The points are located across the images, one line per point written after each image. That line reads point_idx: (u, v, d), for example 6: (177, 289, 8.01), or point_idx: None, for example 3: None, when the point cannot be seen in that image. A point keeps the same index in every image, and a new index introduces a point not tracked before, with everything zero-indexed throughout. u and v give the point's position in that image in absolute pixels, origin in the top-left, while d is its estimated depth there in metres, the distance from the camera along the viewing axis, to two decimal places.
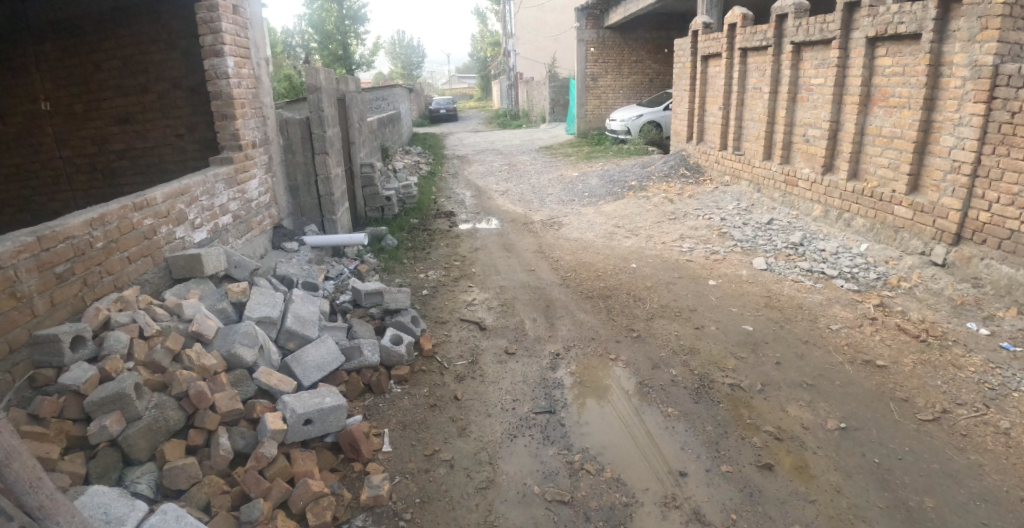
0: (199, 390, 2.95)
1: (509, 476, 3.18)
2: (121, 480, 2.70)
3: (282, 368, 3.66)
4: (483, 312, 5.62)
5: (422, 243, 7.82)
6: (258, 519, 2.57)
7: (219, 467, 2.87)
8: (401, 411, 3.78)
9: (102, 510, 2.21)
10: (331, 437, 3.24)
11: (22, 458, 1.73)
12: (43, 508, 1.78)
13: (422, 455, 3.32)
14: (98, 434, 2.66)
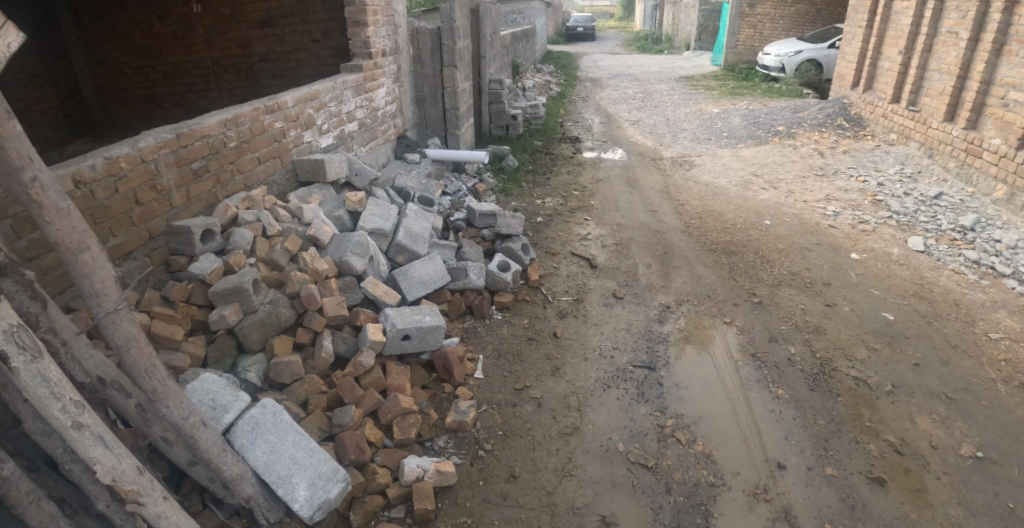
0: (308, 291, 3.19)
1: (595, 426, 3.10)
2: (234, 365, 2.99)
3: (390, 280, 3.79)
4: (596, 249, 5.39)
5: (544, 166, 7.58)
6: (348, 424, 2.67)
7: (321, 369, 3.06)
8: (501, 338, 3.79)
9: (207, 396, 2.39)
10: (425, 355, 3.30)
11: (140, 345, 1.91)
12: (156, 392, 1.96)
13: (512, 388, 3.33)
14: (218, 321, 2.95)
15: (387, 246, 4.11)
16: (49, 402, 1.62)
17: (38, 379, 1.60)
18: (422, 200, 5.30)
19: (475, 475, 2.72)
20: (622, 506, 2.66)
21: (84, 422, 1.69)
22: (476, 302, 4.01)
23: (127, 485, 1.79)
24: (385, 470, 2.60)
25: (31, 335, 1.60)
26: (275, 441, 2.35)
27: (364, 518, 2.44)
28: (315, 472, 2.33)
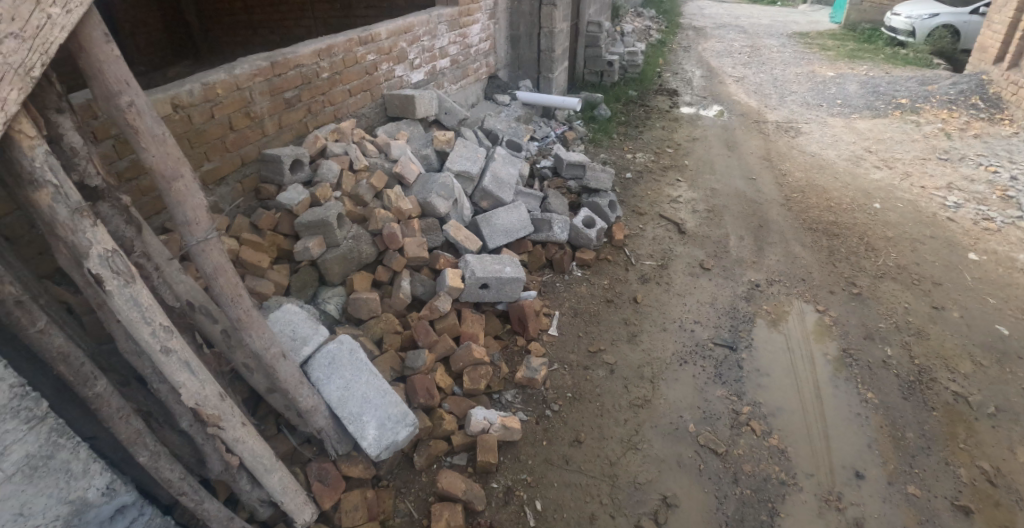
0: (390, 231, 3.16)
1: (667, 402, 2.99)
2: (315, 296, 3.02)
3: (472, 226, 3.72)
4: (686, 213, 5.03)
5: (638, 119, 7.11)
6: (420, 368, 2.69)
7: (398, 308, 3.04)
8: (578, 297, 3.69)
9: (288, 326, 2.43)
10: (501, 306, 3.31)
11: (228, 276, 1.98)
12: (241, 321, 2.03)
13: (586, 349, 3.28)
14: (302, 253, 2.95)
15: (472, 190, 4.00)
16: (140, 326, 1.68)
17: (130, 302, 1.65)
18: (510, 144, 5.11)
19: (540, 432, 2.76)
20: (683, 487, 2.59)
21: (172, 347, 1.74)
22: (557, 256, 3.88)
23: (208, 409, 1.84)
24: (451, 417, 2.64)
25: (125, 261, 1.65)
26: (349, 379, 2.36)
27: (426, 461, 2.51)
28: (385, 415, 2.33)
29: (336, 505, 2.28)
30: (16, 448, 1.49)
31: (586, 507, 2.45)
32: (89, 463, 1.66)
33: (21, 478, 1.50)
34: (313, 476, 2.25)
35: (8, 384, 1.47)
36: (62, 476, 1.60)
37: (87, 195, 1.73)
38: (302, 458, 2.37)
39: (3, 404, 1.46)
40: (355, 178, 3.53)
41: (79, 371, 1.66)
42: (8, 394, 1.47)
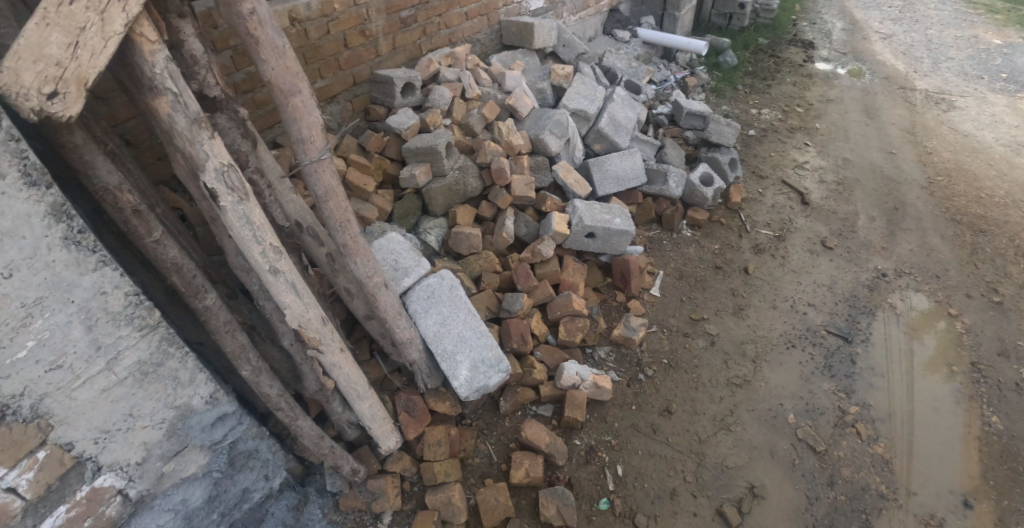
0: (499, 165, 3.18)
1: (767, 387, 2.85)
2: (416, 225, 3.13)
3: (583, 168, 3.65)
4: (811, 183, 4.41)
5: (765, 70, 5.98)
6: (517, 312, 2.81)
7: (498, 247, 3.15)
8: (687, 259, 3.57)
9: (392, 257, 2.62)
10: (605, 259, 3.35)
11: (338, 200, 2.03)
12: (347, 246, 2.15)
13: (688, 316, 3.20)
14: (408, 180, 3.05)
15: (586, 131, 3.84)
16: (252, 244, 1.73)
17: (242, 220, 1.69)
18: (628, 85, 4.70)
19: (630, 396, 2.78)
20: (773, 479, 2.50)
21: (280, 268, 1.80)
22: (667, 212, 3.71)
23: (310, 331, 1.93)
24: (542, 366, 2.75)
25: (239, 177, 1.66)
26: (446, 314, 2.53)
27: (513, 406, 2.65)
28: (478, 355, 2.48)
29: (421, 436, 2.46)
30: (130, 353, 1.57)
31: (668, 481, 2.48)
32: (195, 373, 1.72)
33: (132, 381, 1.59)
34: (400, 406, 2.44)
35: (124, 292, 1.51)
36: (170, 384, 1.67)
37: (206, 106, 1.76)
38: (391, 387, 2.58)
39: (120, 311, 1.52)
40: (467, 106, 3.50)
41: (190, 283, 1.71)
42: (124, 302, 1.52)
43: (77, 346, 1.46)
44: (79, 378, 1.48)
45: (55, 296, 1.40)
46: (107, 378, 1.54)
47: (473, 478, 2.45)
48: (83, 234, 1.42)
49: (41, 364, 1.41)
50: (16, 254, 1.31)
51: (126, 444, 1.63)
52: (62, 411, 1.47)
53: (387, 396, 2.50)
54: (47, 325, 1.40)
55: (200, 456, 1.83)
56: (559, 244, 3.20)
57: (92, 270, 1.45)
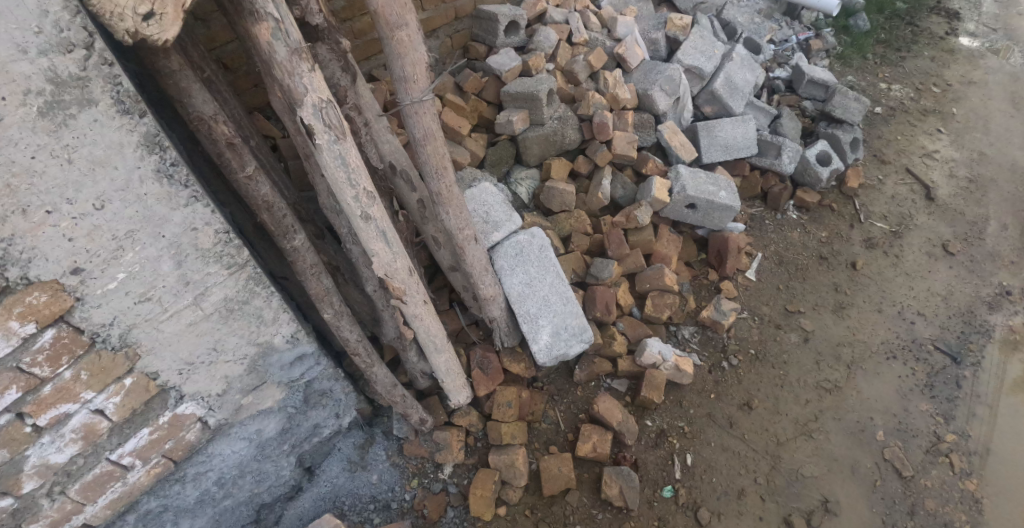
0: (601, 120, 3.18)
1: (859, 396, 2.69)
2: (508, 174, 3.25)
3: (690, 132, 3.51)
4: (939, 176, 3.81)
5: (902, 39, 5.05)
6: (604, 280, 2.90)
7: (592, 207, 3.22)
8: (789, 244, 3.36)
9: (485, 210, 2.73)
10: (702, 233, 3.32)
11: (435, 144, 2.08)
12: (440, 195, 2.21)
13: (783, 307, 3.06)
14: (504, 126, 3.13)
15: (698, 91, 3.65)
16: (346, 187, 1.82)
17: (337, 158, 1.76)
18: (747, 44, 4.22)
19: (710, 383, 2.78)
20: (850, 496, 2.41)
21: (371, 215, 1.91)
22: (774, 190, 3.50)
23: (396, 282, 2.11)
24: (623, 338, 2.84)
25: (336, 114, 1.72)
26: (533, 276, 2.64)
27: (587, 375, 2.80)
28: (560, 322, 2.62)
29: (490, 394, 2.69)
30: (217, 289, 1.67)
31: (737, 479, 2.48)
32: (277, 313, 1.86)
33: (218, 317, 1.71)
34: (474, 364, 2.67)
35: (214, 229, 1.58)
36: (253, 321, 1.81)
37: (309, 37, 1.86)
38: (467, 339, 2.81)
39: (209, 248, 1.59)
40: (571, 51, 3.45)
41: (280, 222, 1.84)
42: (213, 238, 1.59)
43: (165, 280, 1.55)
44: (168, 310, 1.59)
45: (145, 230, 1.45)
46: (194, 312, 1.65)
47: (537, 443, 2.67)
48: (175, 168, 1.45)
49: (131, 296, 1.50)
50: (108, 186, 1.36)
51: (208, 373, 1.79)
52: (149, 341, 1.60)
53: (462, 350, 2.74)
54: (137, 258, 1.47)
55: (277, 392, 2.06)
56: (657, 213, 3.21)
57: (183, 205, 1.49)
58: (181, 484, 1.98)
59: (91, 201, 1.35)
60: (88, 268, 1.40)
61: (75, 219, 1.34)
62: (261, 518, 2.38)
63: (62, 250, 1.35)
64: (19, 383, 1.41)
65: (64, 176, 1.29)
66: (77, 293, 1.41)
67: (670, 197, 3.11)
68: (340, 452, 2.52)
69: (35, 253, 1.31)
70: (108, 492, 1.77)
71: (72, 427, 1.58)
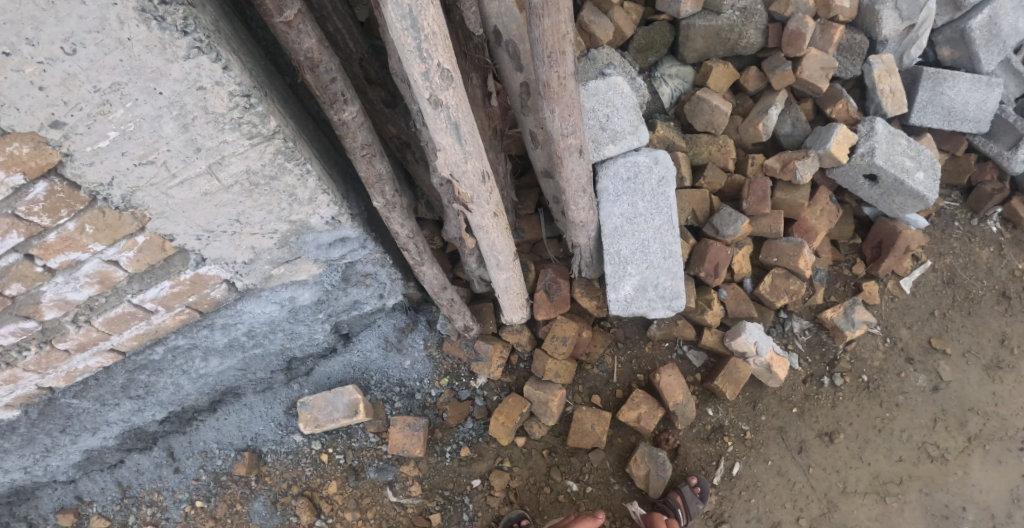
0: (798, 28, 2.39)
1: (961, 477, 2.28)
2: (653, 66, 2.59)
3: (908, 77, 2.59)
4: None
5: None
6: (725, 238, 2.33)
7: (742, 138, 2.53)
8: (973, 261, 2.61)
9: (606, 111, 2.07)
10: (868, 213, 2.59)
11: (557, 18, 1.56)
12: (549, 86, 1.71)
13: (926, 339, 2.47)
14: (668, 6, 2.45)
15: (942, 24, 2.57)
16: (415, 59, 1.40)
17: (405, 17, 1.32)
18: None
19: (798, 396, 2.38)
20: None
21: (442, 102, 1.50)
22: (985, 187, 2.66)
23: (464, 187, 1.74)
24: (720, 310, 2.38)
25: None
26: (639, 212, 2.09)
27: (664, 334, 2.42)
28: (652, 278, 2.11)
29: (549, 319, 2.38)
30: (236, 160, 1.50)
31: (779, 508, 2.24)
32: (314, 194, 1.70)
33: (240, 190, 1.59)
34: (542, 285, 2.32)
35: (228, 91, 1.33)
36: (285, 199, 1.67)
37: None
38: (543, 254, 2.42)
39: (222, 114, 1.37)
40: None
41: (327, 89, 1.49)
42: (227, 102, 1.35)
43: (170, 143, 1.40)
44: (178, 175, 1.48)
45: (136, 83, 1.24)
46: (210, 182, 1.53)
47: (581, 386, 2.44)
48: (166, 8, 1.14)
49: (129, 157, 1.39)
50: (77, 25, 1.11)
51: (231, 241, 1.75)
52: (156, 206, 1.54)
53: (532, 267, 2.36)
54: (129, 116, 1.30)
55: (312, 267, 2.00)
56: (824, 170, 2.49)
57: (184, 57, 1.22)
58: (210, 329, 2.09)
59: (58, 43, 1.12)
60: (70, 123, 1.27)
61: (42, 64, 1.14)
62: (293, 367, 2.47)
63: (34, 100, 1.20)
64: (20, 228, 1.46)
65: (16, 10, 1.05)
66: (63, 148, 1.32)
67: (847, 159, 2.39)
68: (378, 329, 2.45)
69: (5, 102, 1.17)
70: (133, 328, 1.92)
71: (85, 272, 1.66)
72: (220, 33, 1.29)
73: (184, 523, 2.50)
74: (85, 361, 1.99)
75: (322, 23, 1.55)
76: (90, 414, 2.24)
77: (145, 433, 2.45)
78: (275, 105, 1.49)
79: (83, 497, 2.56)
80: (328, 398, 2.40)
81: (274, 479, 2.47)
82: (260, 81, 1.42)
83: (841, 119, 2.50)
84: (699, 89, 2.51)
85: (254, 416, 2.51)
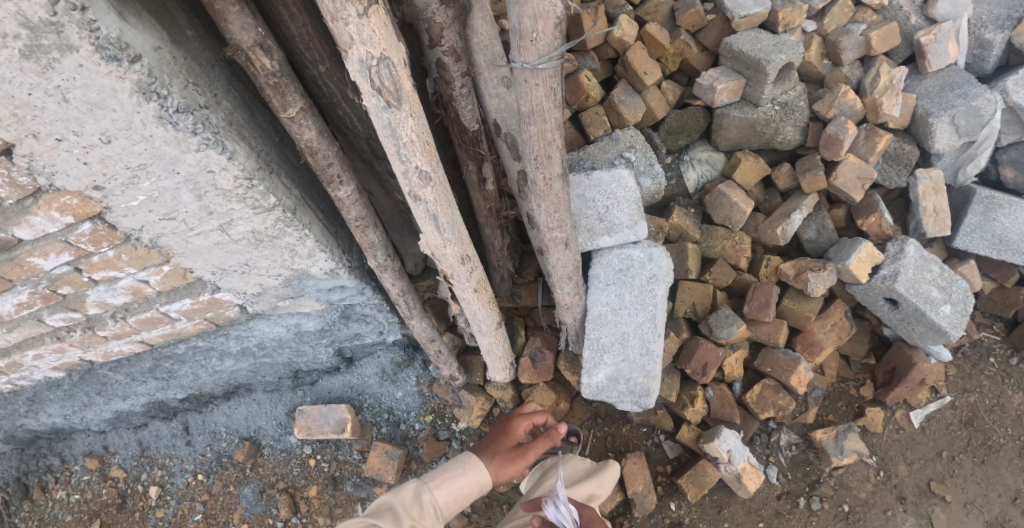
0: (836, 133, 2.29)
1: None
2: (683, 149, 2.57)
3: (960, 197, 2.46)
4: None
5: None
6: (719, 339, 2.30)
7: (761, 237, 2.45)
8: (1001, 405, 2.48)
9: (606, 203, 2.09)
10: (886, 333, 2.50)
11: (545, 127, 1.68)
12: (537, 184, 1.81)
13: (924, 481, 2.36)
14: (704, 91, 2.39)
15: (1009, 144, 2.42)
16: (396, 160, 1.58)
17: (386, 127, 1.51)
18: None
19: (768, 511, 2.33)
20: None
21: (420, 197, 1.65)
22: None
23: (445, 265, 1.87)
24: (703, 408, 2.37)
25: (391, 75, 1.43)
26: (624, 305, 2.13)
27: (642, 420, 2.44)
28: (625, 371, 2.15)
29: (532, 384, 2.47)
30: (243, 223, 1.72)
31: None
32: (313, 252, 1.90)
33: (246, 243, 1.81)
34: (528, 351, 2.42)
35: (234, 175, 1.57)
36: (286, 253, 1.88)
37: None
38: (536, 320, 2.51)
39: (230, 190, 1.60)
40: (850, 15, 2.41)
41: (324, 171, 1.70)
42: (233, 182, 1.58)
43: (188, 207, 1.64)
44: (194, 229, 1.72)
45: (158, 165, 1.50)
46: (222, 236, 1.76)
47: None
48: (179, 116, 1.40)
49: (155, 213, 1.64)
50: (110, 125, 1.38)
51: (241, 278, 1.98)
52: (177, 247, 1.78)
53: (523, 332, 2.47)
54: (153, 186, 1.56)
55: (315, 304, 2.20)
56: (844, 284, 2.40)
57: (196, 149, 1.48)
58: (226, 338, 2.37)
59: (96, 135, 1.40)
60: (107, 187, 1.54)
61: (86, 148, 1.43)
62: (300, 376, 2.74)
63: (80, 170, 1.48)
64: (70, 250, 1.76)
65: (64, 113, 1.34)
66: (104, 203, 1.59)
67: (867, 279, 2.29)
68: (377, 359, 2.67)
69: (57, 170, 1.47)
70: (160, 328, 2.23)
71: (122, 286, 1.96)
72: (232, 125, 1.53)
73: (185, 491, 2.86)
74: (120, 346, 2.33)
75: (333, 107, 1.83)
76: (122, 385, 2.66)
77: (167, 406, 2.88)
78: (281, 180, 1.71)
79: (108, 447, 3.04)
80: (322, 412, 2.64)
81: (265, 470, 2.77)
82: (268, 164, 1.65)
83: (872, 232, 2.38)
84: (724, 181, 2.46)
85: (260, 410, 2.84)
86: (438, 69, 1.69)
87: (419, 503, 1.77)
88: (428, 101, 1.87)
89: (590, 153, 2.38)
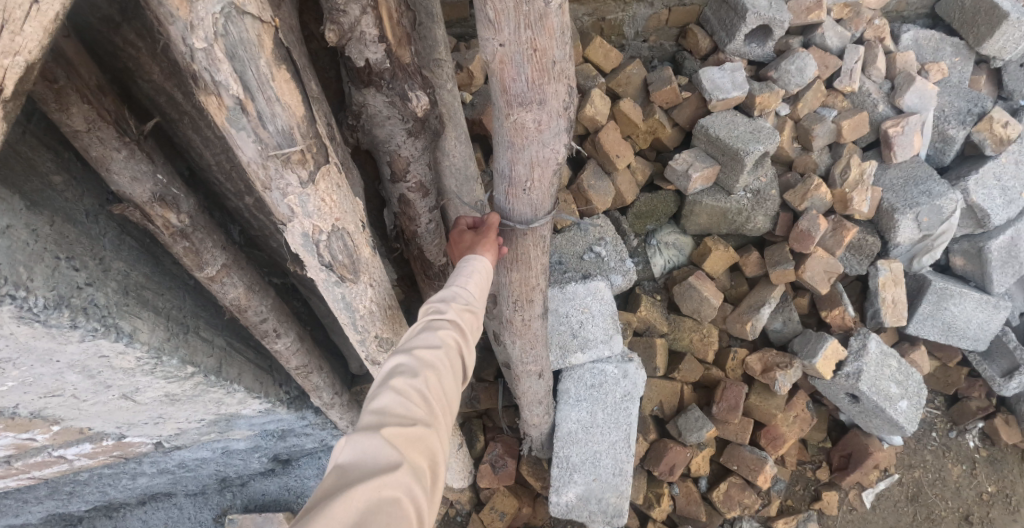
0: (808, 229, 2.22)
1: None
2: (649, 232, 2.38)
3: (913, 284, 2.49)
4: None
5: None
6: (688, 442, 2.21)
7: (728, 326, 2.38)
8: (940, 480, 2.60)
9: (581, 317, 1.93)
10: (843, 419, 2.56)
11: (526, 275, 1.48)
12: (513, 323, 1.62)
13: None
14: (676, 176, 2.21)
15: (959, 234, 2.47)
16: (351, 329, 1.34)
17: (338, 300, 1.24)
18: None
19: None
20: None
21: (379, 361, 1.45)
22: (969, 403, 2.68)
23: None
24: (669, 505, 2.30)
25: (346, 246, 1.13)
26: (596, 423, 1.99)
27: None
28: (597, 490, 2.02)
29: (492, 490, 2.27)
30: (151, 389, 1.39)
31: None
32: (244, 399, 1.58)
33: (160, 402, 1.48)
34: (488, 458, 2.23)
35: (135, 355, 1.22)
36: (211, 404, 1.57)
37: (355, 78, 1.13)
38: (494, 420, 2.32)
39: (130, 367, 1.25)
40: (822, 99, 2.33)
41: (257, 326, 1.42)
42: (135, 361, 1.24)
43: (77, 383, 1.29)
44: (88, 399, 1.37)
45: (29, 357, 1.13)
46: (128, 400, 1.42)
47: None
48: (49, 314, 1.02)
49: (34, 392, 1.28)
50: None
51: (154, 427, 1.65)
52: (67, 414, 1.43)
53: (482, 436, 2.29)
54: (25, 373, 1.19)
55: (247, 433, 1.90)
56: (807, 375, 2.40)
57: (79, 339, 1.11)
58: (138, 463, 2.01)
59: None
60: None
61: None
62: (228, 480, 2.42)
63: None
64: None
65: None
66: None
67: (831, 375, 2.28)
68: (317, 459, 2.42)
69: None
70: (56, 466, 1.83)
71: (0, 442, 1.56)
72: (130, 294, 1.18)
73: None
74: (5, 482, 1.90)
75: (267, 238, 1.51)
76: (13, 505, 2.23)
77: (69, 515, 2.46)
78: (202, 336, 1.39)
79: None
80: (258, 521, 2.28)
81: None
82: (182, 325, 1.32)
83: (835, 323, 2.38)
84: (693, 271, 2.34)
85: (182, 516, 2.49)
86: (400, 204, 1.43)
87: (453, 291, 1.11)
88: (386, 232, 1.62)
89: (556, 245, 2.10)
